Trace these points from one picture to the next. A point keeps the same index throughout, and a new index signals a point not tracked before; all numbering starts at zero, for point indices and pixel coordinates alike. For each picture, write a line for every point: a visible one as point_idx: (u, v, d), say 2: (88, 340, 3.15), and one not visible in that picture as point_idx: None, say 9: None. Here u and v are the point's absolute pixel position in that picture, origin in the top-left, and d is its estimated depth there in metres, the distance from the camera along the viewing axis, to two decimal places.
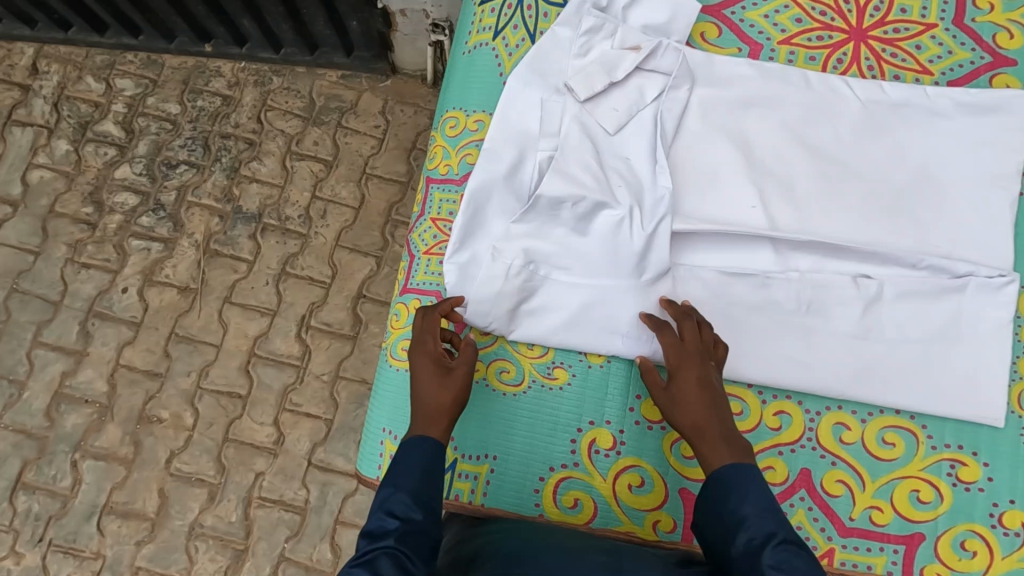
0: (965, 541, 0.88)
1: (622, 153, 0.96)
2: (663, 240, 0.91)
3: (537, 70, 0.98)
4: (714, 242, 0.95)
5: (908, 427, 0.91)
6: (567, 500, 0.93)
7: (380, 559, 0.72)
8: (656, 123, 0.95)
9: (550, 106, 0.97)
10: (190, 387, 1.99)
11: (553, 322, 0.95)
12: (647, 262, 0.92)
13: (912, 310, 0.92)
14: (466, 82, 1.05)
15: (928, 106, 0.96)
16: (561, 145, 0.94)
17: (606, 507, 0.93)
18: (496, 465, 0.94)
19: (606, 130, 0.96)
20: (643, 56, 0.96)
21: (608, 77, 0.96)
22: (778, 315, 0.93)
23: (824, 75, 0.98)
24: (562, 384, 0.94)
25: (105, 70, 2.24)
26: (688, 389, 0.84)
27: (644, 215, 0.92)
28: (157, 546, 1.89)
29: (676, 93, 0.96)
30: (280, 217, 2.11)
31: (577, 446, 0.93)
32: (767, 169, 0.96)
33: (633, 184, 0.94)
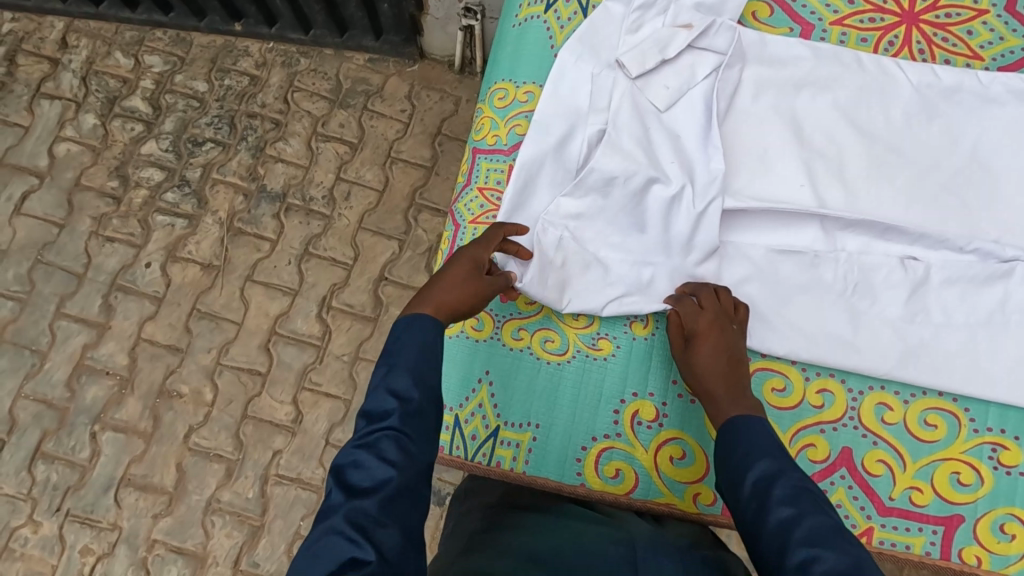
0: (1004, 524, 0.89)
1: (672, 131, 0.96)
2: (713, 218, 0.92)
3: (589, 45, 0.99)
4: (762, 221, 0.95)
5: (951, 410, 0.91)
6: (608, 470, 0.94)
7: (382, 445, 0.76)
8: (708, 101, 0.95)
9: (601, 81, 0.97)
10: (210, 364, 2.00)
11: (609, 294, 0.94)
12: (695, 239, 0.92)
13: (959, 293, 0.93)
14: (517, 54, 1.06)
15: (980, 91, 0.96)
16: (612, 119, 0.95)
17: (647, 479, 0.93)
18: (538, 433, 0.95)
19: (657, 106, 0.96)
20: (697, 34, 0.95)
21: (661, 55, 0.95)
22: (826, 294, 0.93)
23: (876, 58, 0.98)
24: (606, 355, 0.95)
25: (135, 47, 2.25)
26: (703, 355, 0.87)
27: (696, 192, 0.93)
28: (173, 520, 1.90)
29: (730, 72, 0.96)
30: (304, 197, 2.12)
31: (619, 417, 0.94)
32: (818, 150, 0.96)
33: (684, 161, 0.94)
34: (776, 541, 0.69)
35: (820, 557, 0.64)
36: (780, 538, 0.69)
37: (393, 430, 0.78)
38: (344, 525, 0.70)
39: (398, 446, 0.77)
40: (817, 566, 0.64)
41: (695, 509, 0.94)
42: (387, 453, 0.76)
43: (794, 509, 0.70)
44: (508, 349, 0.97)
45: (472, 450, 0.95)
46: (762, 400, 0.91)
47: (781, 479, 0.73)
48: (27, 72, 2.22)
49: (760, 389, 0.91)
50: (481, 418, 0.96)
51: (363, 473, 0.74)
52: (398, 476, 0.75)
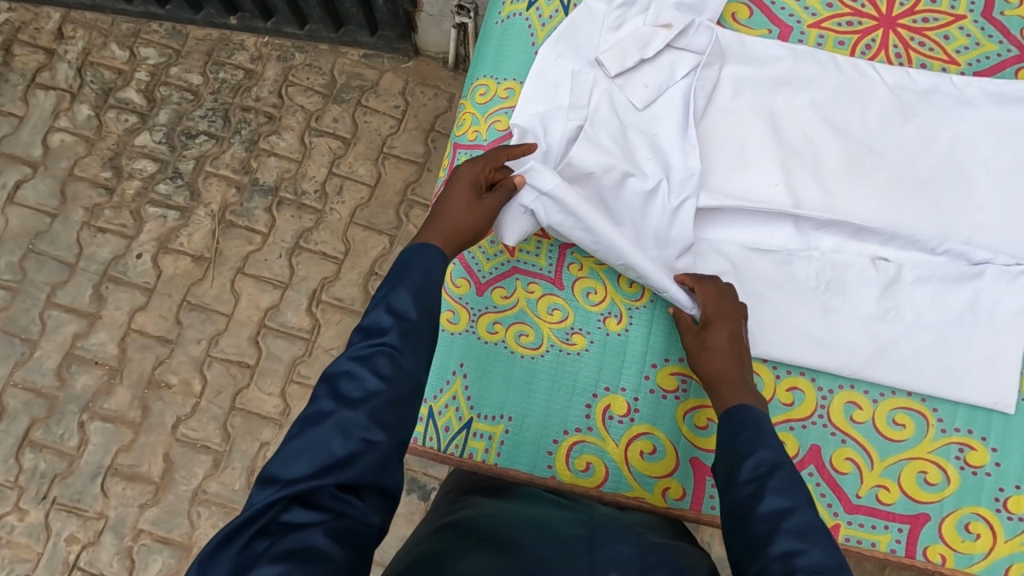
0: (969, 523, 0.90)
1: (650, 128, 0.97)
2: (687, 214, 0.93)
3: (570, 43, 1.00)
4: (737, 219, 0.96)
5: (920, 410, 0.92)
6: (579, 463, 0.95)
7: (377, 360, 0.75)
8: (686, 100, 0.96)
9: (581, 77, 0.98)
10: (200, 355, 2.01)
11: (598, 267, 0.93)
12: (670, 235, 0.93)
13: (931, 293, 0.94)
14: (499, 51, 1.06)
15: (955, 94, 0.97)
16: (591, 116, 0.96)
17: (617, 472, 0.95)
18: (511, 426, 0.96)
19: (634, 105, 0.97)
20: (675, 33, 0.96)
21: (640, 54, 0.96)
22: (797, 293, 0.94)
23: (853, 60, 0.99)
24: (580, 349, 0.96)
25: (130, 39, 2.26)
26: (720, 336, 0.87)
27: (672, 189, 0.94)
28: (160, 509, 1.91)
29: (708, 71, 0.97)
30: (297, 191, 2.13)
31: (592, 411, 0.95)
32: (793, 150, 0.97)
33: (660, 157, 0.95)
34: (763, 528, 0.69)
35: (804, 551, 0.66)
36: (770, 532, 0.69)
37: (390, 345, 0.77)
38: (332, 431, 0.71)
39: (393, 361, 0.76)
40: (799, 559, 0.65)
41: (663, 503, 0.95)
42: (381, 366, 0.75)
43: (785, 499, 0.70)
44: (484, 342, 0.98)
45: (445, 442, 0.96)
46: None
47: (780, 471, 0.73)
48: (23, 63, 2.23)
49: None
50: (454, 410, 0.97)
51: (354, 384, 0.74)
52: (389, 390, 0.74)
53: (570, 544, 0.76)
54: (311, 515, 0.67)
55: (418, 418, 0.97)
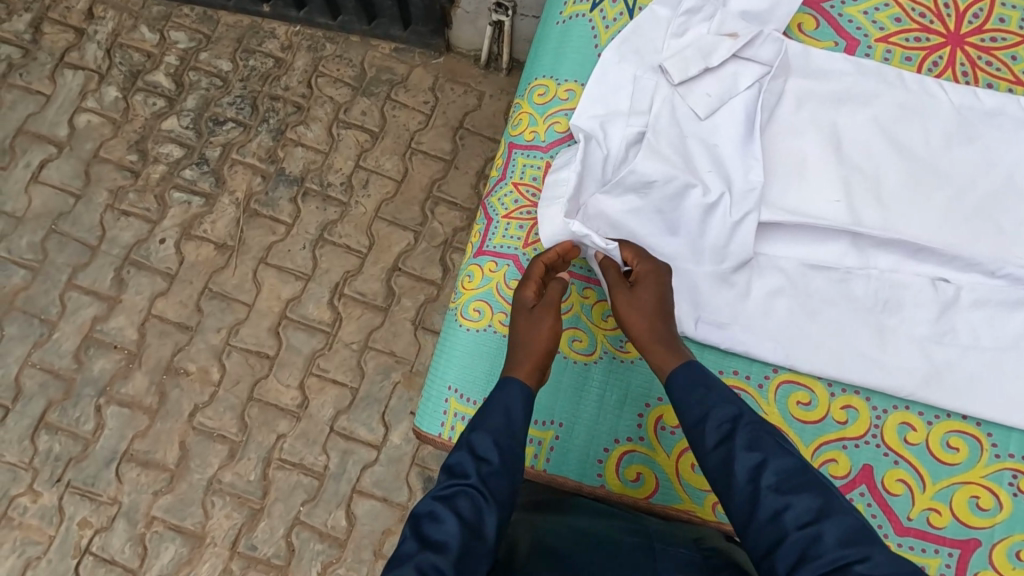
0: (1019, 551, 0.89)
1: (712, 138, 0.95)
2: (748, 229, 0.91)
3: (634, 48, 0.98)
4: (798, 234, 0.94)
5: (974, 433, 0.91)
6: (629, 473, 0.94)
7: (460, 502, 0.77)
8: (751, 111, 0.94)
9: (643, 83, 0.96)
10: (219, 344, 2.00)
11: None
12: (729, 249, 0.92)
13: (988, 317, 0.92)
14: (559, 51, 1.05)
15: (1021, 117, 0.96)
16: (652, 123, 0.94)
17: (667, 484, 0.93)
18: (561, 432, 0.95)
19: (697, 114, 0.95)
20: (742, 43, 0.94)
21: (704, 63, 0.95)
22: (855, 312, 0.92)
23: (919, 78, 0.97)
24: (634, 358, 0.95)
25: (161, 22, 2.24)
26: (644, 292, 0.87)
27: (732, 202, 0.92)
28: (174, 498, 1.89)
29: (774, 83, 0.96)
30: (322, 183, 2.12)
31: (643, 421, 0.94)
32: (856, 167, 0.95)
33: (721, 168, 0.94)
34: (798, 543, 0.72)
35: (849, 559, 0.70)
36: (773, 504, 0.75)
37: (473, 486, 0.78)
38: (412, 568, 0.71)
39: (475, 504, 0.77)
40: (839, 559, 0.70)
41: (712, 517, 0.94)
42: (461, 508, 0.76)
43: (777, 477, 0.76)
44: None
45: None
46: (787, 413, 0.90)
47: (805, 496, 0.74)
48: (52, 41, 2.22)
49: (785, 402, 0.90)
50: None
51: (438, 525, 0.75)
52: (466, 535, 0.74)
53: (623, 554, 0.78)
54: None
55: (465, 419, 0.97)
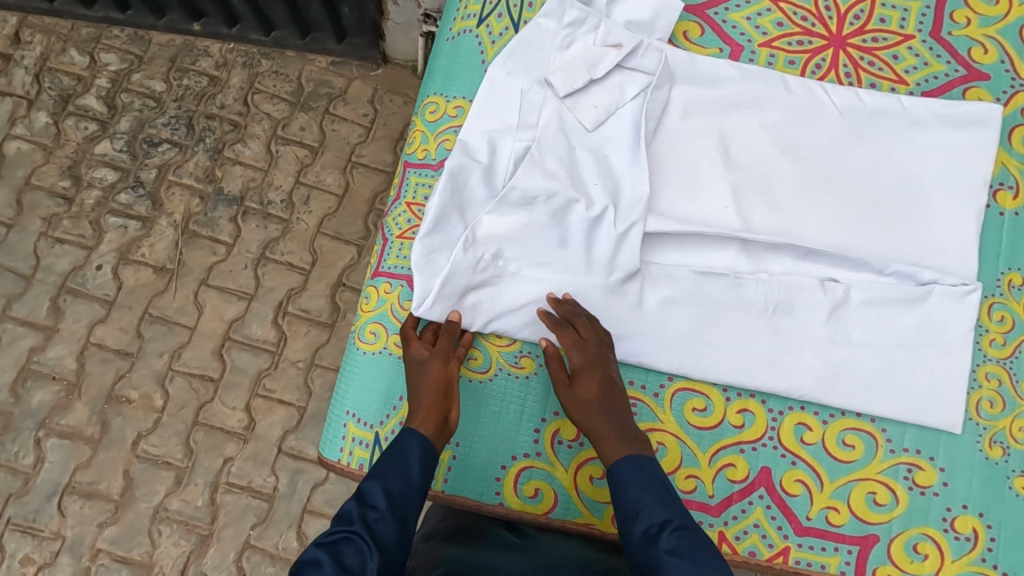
0: (917, 543, 0.90)
1: (600, 149, 0.96)
2: (634, 239, 0.91)
3: (520, 61, 0.99)
4: (687, 243, 0.94)
5: (869, 430, 0.92)
6: (527, 489, 0.93)
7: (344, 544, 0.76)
8: (637, 121, 0.95)
9: (531, 97, 0.97)
10: (162, 369, 1.97)
11: (529, 320, 0.94)
12: (617, 260, 0.92)
13: (878, 315, 0.94)
14: (450, 68, 1.04)
15: (904, 115, 0.97)
16: (538, 137, 0.94)
17: (566, 498, 0.93)
18: (458, 452, 0.94)
19: (585, 126, 0.95)
20: (625, 53, 0.95)
21: (589, 74, 0.95)
22: (747, 316, 0.93)
23: (803, 80, 0.98)
24: (528, 373, 0.95)
25: (90, 44, 2.19)
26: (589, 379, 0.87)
27: (618, 214, 0.92)
28: (120, 528, 1.86)
29: (658, 92, 0.96)
30: (262, 201, 2.10)
31: (540, 436, 0.94)
32: (745, 173, 0.96)
33: (609, 180, 0.94)
34: None
35: None
36: None
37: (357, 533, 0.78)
38: None
39: (358, 549, 0.76)
40: None
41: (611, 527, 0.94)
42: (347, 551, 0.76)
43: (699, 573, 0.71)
44: None
45: None
46: (683, 421, 0.90)
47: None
48: None
49: (679, 409, 0.90)
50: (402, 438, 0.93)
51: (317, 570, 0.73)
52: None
53: None
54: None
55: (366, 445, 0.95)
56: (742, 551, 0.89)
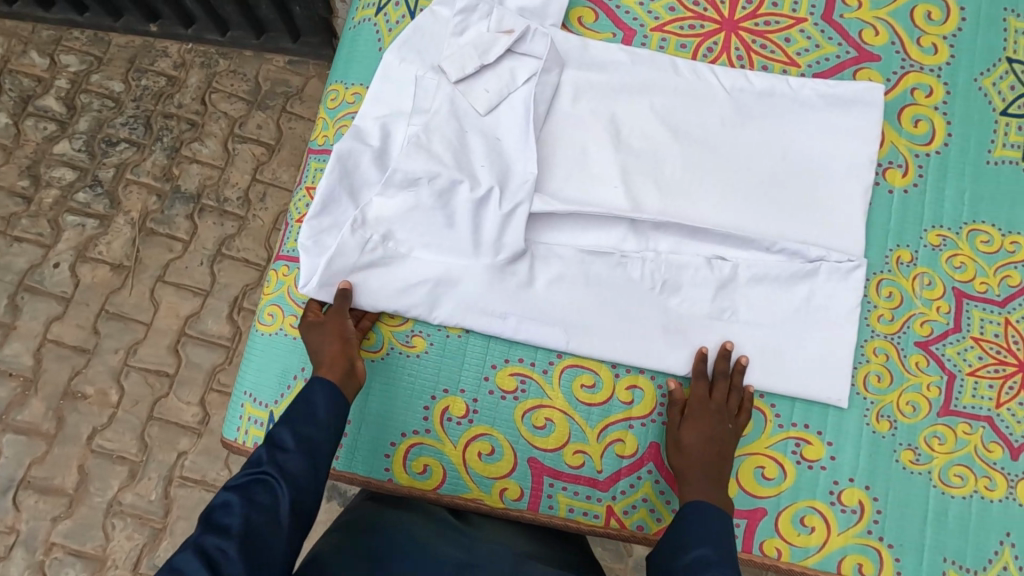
0: (804, 517, 0.91)
1: (492, 132, 0.97)
2: (520, 219, 0.93)
3: (415, 48, 1.00)
4: (575, 224, 0.96)
5: (757, 405, 0.93)
6: (416, 465, 0.92)
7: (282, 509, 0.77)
8: (527, 104, 0.97)
9: (425, 83, 0.98)
10: (117, 364, 1.99)
11: (418, 301, 0.93)
12: (503, 240, 0.93)
13: (765, 293, 0.95)
14: (350, 57, 1.07)
15: (792, 96, 0.99)
16: (428, 120, 0.95)
17: (455, 474, 0.91)
18: (349, 429, 0.94)
19: (477, 110, 0.97)
20: (514, 39, 0.97)
21: (480, 60, 0.97)
22: (634, 295, 0.94)
23: (693, 63, 1.00)
24: (419, 351, 0.94)
25: (51, 46, 2.22)
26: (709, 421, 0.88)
27: (503, 195, 0.93)
28: (74, 522, 1.88)
29: (547, 76, 0.98)
30: (219, 198, 2.12)
31: (429, 413, 0.92)
32: (635, 155, 0.98)
33: (499, 162, 0.96)
34: None
35: None
36: None
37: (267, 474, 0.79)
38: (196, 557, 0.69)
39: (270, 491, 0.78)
40: None
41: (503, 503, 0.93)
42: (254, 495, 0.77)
43: None
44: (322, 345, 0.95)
45: None
46: (571, 397, 0.92)
47: None
48: None
49: (568, 385, 0.92)
50: None
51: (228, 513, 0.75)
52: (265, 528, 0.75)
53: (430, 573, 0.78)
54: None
55: (261, 424, 0.95)
56: (630, 525, 0.91)
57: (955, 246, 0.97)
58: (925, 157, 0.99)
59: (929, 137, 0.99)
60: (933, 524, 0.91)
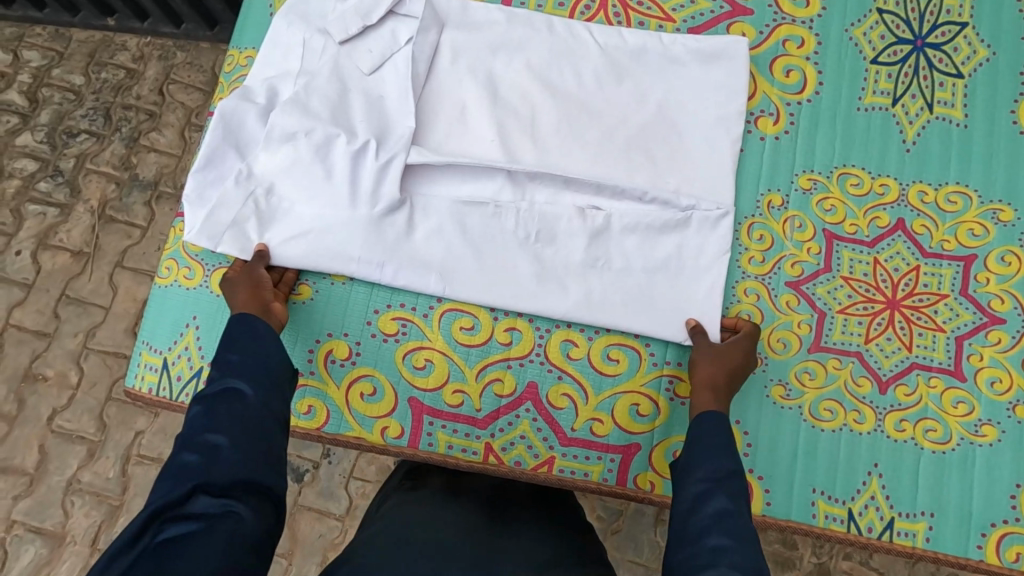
0: (677, 451, 0.95)
1: (375, 91, 1.01)
2: (395, 169, 0.96)
3: (301, 13, 1.05)
4: (453, 176, 0.99)
5: (633, 346, 0.96)
6: (301, 406, 0.96)
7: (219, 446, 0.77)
8: (408, 64, 1.01)
9: (312, 45, 1.03)
10: (76, 347, 1.99)
11: (297, 252, 0.96)
12: (380, 192, 0.96)
13: (639, 241, 0.98)
14: (243, 24, 1.12)
15: (664, 53, 1.03)
16: (309, 79, 0.99)
17: (338, 414, 0.96)
18: None
19: (361, 70, 1.02)
20: (393, 0, 1.02)
21: (362, 21, 1.02)
22: (509, 244, 0.97)
23: (568, 22, 1.05)
24: (305, 300, 0.97)
25: (14, 42, 2.26)
26: (739, 353, 0.92)
27: (379, 147, 0.97)
28: (33, 500, 1.87)
29: (424, 36, 1.02)
30: (177, 185, 2.17)
31: (314, 355, 0.96)
32: (510, 111, 1.02)
33: (379, 119, 0.99)
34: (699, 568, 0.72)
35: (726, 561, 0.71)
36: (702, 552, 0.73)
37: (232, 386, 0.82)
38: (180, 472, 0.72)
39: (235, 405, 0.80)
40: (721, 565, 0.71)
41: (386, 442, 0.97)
42: (229, 418, 0.78)
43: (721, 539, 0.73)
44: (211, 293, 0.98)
45: (177, 390, 0.97)
46: (450, 338, 0.96)
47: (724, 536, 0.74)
48: None
49: (446, 327, 0.96)
50: (187, 360, 0.98)
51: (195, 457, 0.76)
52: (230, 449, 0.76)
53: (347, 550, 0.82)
54: (190, 525, 0.68)
55: (157, 370, 0.98)
56: (508, 461, 0.95)
57: (826, 189, 1.00)
58: (797, 105, 1.02)
59: (801, 86, 1.03)
60: (803, 457, 0.94)
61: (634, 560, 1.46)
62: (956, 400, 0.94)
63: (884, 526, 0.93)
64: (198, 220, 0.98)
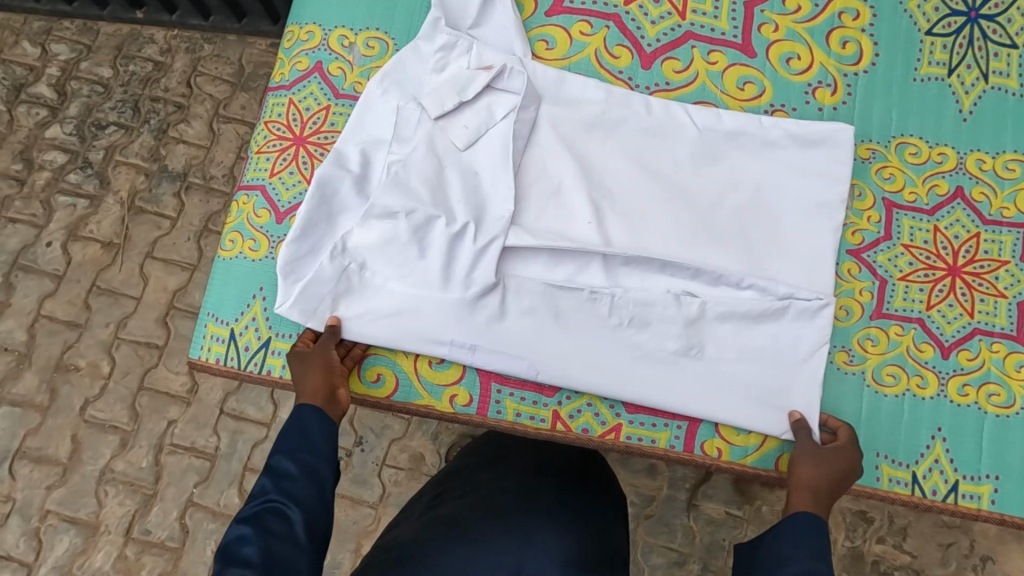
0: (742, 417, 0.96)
1: (471, 168, 1.00)
2: (492, 254, 0.95)
3: (395, 79, 1.02)
4: (545, 257, 0.98)
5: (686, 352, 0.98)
6: (370, 374, 0.98)
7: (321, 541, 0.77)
8: (504, 140, 1.00)
9: (406, 114, 1.01)
10: (108, 338, 1.81)
11: (385, 333, 0.96)
12: (474, 275, 0.95)
13: (734, 329, 0.96)
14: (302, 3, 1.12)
15: (761, 136, 1.01)
16: (407, 156, 0.98)
17: (407, 382, 0.98)
18: None
19: (456, 146, 1.00)
20: (492, 76, 1.00)
21: (459, 97, 1.00)
22: (602, 331, 0.96)
23: (666, 104, 1.03)
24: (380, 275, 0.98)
25: (42, 37, 2.10)
26: (842, 460, 0.88)
27: (478, 231, 0.96)
28: (67, 490, 1.70)
29: (523, 114, 1.01)
30: (205, 176, 1.97)
31: None
32: (604, 190, 1.01)
33: (475, 199, 0.98)
34: None
35: None
36: None
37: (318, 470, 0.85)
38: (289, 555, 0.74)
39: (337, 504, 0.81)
40: None
41: (453, 410, 0.99)
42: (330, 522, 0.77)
43: None
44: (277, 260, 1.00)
45: (245, 360, 0.98)
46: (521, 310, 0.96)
47: None
48: None
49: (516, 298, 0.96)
50: (254, 330, 0.99)
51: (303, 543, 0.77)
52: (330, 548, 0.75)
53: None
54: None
55: (225, 341, 0.99)
56: (575, 428, 0.97)
57: (884, 158, 1.01)
58: (854, 77, 1.03)
59: (858, 57, 1.04)
60: (865, 421, 0.95)
61: (666, 545, 1.45)
62: (1019, 364, 0.95)
63: (949, 489, 0.93)
64: (293, 293, 0.97)
